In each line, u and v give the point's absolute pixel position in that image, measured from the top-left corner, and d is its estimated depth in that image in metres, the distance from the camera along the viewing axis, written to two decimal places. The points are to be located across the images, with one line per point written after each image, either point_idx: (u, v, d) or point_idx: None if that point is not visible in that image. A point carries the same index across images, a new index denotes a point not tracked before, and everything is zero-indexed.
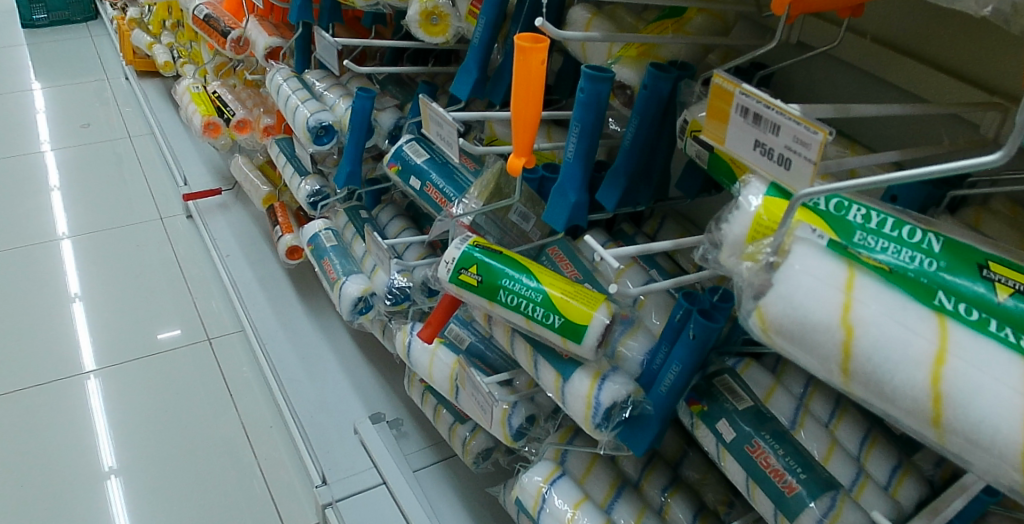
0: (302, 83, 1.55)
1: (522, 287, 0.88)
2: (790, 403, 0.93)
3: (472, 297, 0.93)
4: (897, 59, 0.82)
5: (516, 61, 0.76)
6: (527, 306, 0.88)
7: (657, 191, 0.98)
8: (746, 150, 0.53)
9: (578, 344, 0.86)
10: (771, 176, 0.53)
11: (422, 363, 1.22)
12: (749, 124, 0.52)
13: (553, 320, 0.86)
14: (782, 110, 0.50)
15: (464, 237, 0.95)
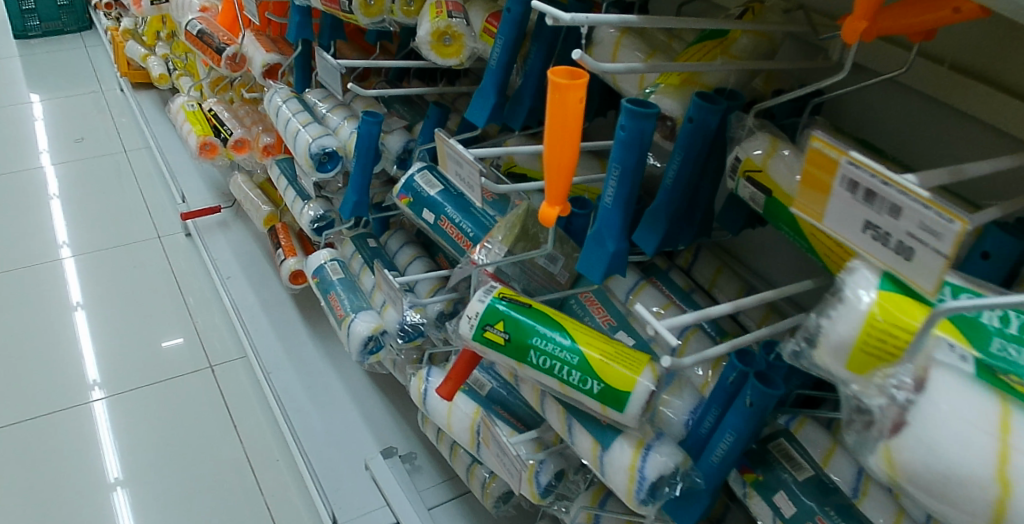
0: (302, 104, 1.46)
1: (556, 348, 0.79)
2: (852, 468, 0.81)
3: (497, 355, 0.84)
4: (973, 87, 0.72)
5: (550, 98, 0.66)
6: (562, 370, 0.79)
7: (699, 231, 0.88)
8: (853, 231, 0.46)
9: (620, 412, 0.77)
10: (886, 265, 0.45)
11: (440, 411, 1.13)
12: (860, 201, 0.44)
13: (592, 386, 0.78)
14: (905, 189, 0.42)
15: (488, 287, 0.86)
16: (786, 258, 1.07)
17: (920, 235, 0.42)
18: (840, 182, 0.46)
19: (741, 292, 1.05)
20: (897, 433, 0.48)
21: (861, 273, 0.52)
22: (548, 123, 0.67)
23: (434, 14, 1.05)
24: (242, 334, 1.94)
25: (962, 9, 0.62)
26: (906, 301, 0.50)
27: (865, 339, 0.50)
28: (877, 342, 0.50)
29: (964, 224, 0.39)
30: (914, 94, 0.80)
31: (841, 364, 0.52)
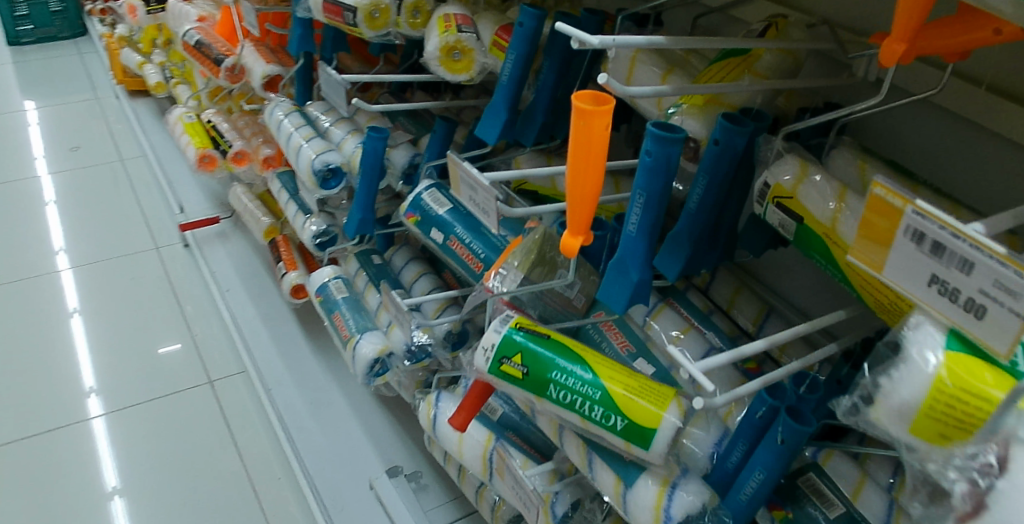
0: (304, 118, 1.43)
1: (576, 383, 0.76)
2: (883, 501, 0.79)
3: (514, 387, 0.82)
4: (1011, 109, 0.69)
5: (573, 125, 0.63)
6: (583, 404, 0.76)
7: (722, 255, 0.85)
8: (918, 284, 0.48)
9: (645, 450, 0.75)
10: (952, 321, 0.47)
11: (451, 440, 1.10)
12: (930, 254, 0.46)
13: (615, 423, 0.75)
14: (978, 245, 0.44)
15: (504, 317, 0.84)
16: (806, 277, 1.03)
17: (995, 293, 0.44)
18: (905, 232, 0.48)
19: (761, 312, 1.02)
20: (978, 516, 0.45)
21: (925, 331, 0.48)
22: (572, 151, 0.64)
23: (443, 28, 1.03)
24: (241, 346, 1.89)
25: (1003, 31, 0.57)
26: (975, 362, 0.47)
27: (938, 405, 0.47)
28: (946, 407, 0.47)
29: None
30: (945, 115, 0.77)
31: (901, 428, 0.48)
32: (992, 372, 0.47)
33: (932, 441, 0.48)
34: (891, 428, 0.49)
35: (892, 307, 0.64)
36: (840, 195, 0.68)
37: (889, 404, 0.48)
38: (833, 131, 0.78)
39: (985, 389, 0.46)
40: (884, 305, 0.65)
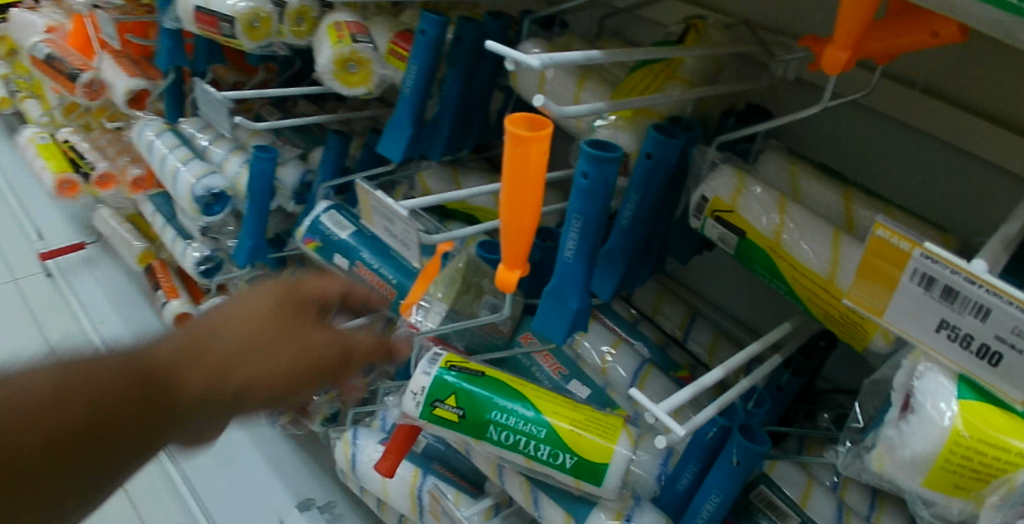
0: (178, 137, 1.31)
1: (519, 422, 0.73)
2: (831, 505, 0.77)
3: (450, 432, 0.77)
4: (945, 110, 0.75)
5: (508, 153, 0.58)
6: (528, 445, 0.73)
7: (654, 267, 0.81)
8: (922, 329, 0.47)
9: (597, 486, 0.73)
10: (962, 367, 0.47)
11: (374, 480, 1.03)
12: (940, 298, 0.46)
13: (563, 462, 0.73)
14: (997, 289, 0.43)
15: (432, 356, 0.77)
16: (725, 277, 1.01)
17: (1013, 340, 0.44)
18: (912, 276, 0.47)
19: (686, 317, 0.98)
20: None
21: (928, 375, 0.48)
22: (507, 180, 0.59)
23: (335, 39, 0.94)
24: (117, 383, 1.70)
25: (941, 34, 0.53)
26: (989, 409, 0.47)
27: (951, 458, 0.46)
28: (961, 459, 0.46)
29: None
30: (875, 116, 0.82)
31: (914, 480, 0.48)
32: (1006, 420, 0.47)
33: (947, 490, 0.48)
34: (904, 478, 0.48)
35: (843, 321, 0.62)
36: (781, 207, 0.66)
37: (901, 457, 0.48)
38: (760, 134, 0.76)
39: (1002, 438, 0.46)
40: (836, 318, 0.63)
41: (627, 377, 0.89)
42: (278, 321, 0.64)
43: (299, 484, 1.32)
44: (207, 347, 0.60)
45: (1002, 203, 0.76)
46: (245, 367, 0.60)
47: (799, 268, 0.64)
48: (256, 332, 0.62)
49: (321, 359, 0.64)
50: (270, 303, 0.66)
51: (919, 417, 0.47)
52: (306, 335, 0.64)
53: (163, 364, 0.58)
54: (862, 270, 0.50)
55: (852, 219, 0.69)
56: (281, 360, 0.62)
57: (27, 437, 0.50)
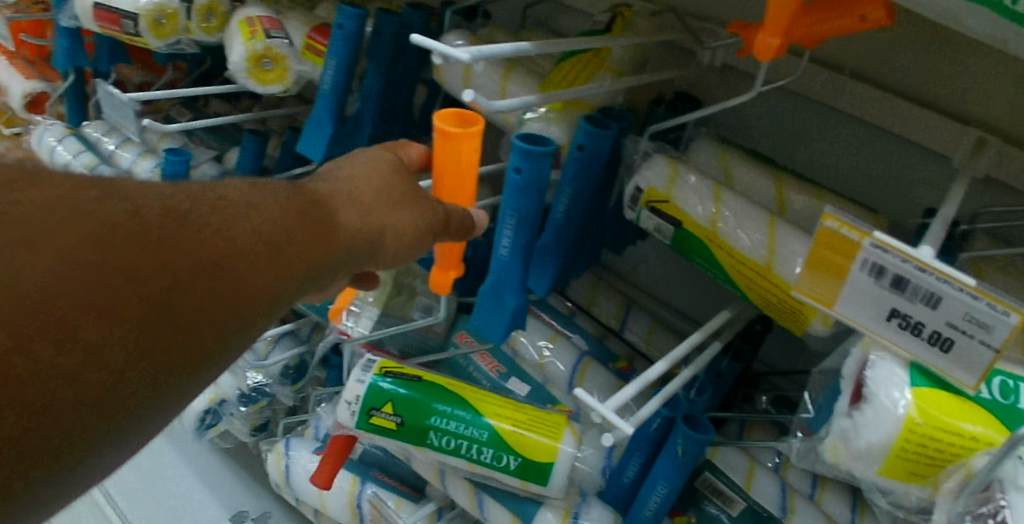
0: (83, 142, 1.23)
1: (461, 427, 0.71)
2: (775, 486, 0.78)
3: (389, 441, 0.75)
4: (872, 93, 0.77)
5: (439, 149, 0.59)
6: (470, 449, 0.72)
7: (590, 259, 0.79)
8: (873, 319, 0.48)
9: (544, 485, 0.71)
10: (913, 354, 0.48)
11: (311, 493, 0.98)
12: (890, 287, 0.47)
13: (507, 463, 0.71)
14: (947, 277, 0.45)
15: (366, 362, 0.76)
16: (659, 265, 1.01)
17: (965, 327, 0.45)
18: (862, 266, 0.48)
19: (621, 307, 0.96)
20: None
21: (879, 363, 0.49)
22: (442, 178, 0.61)
23: (247, 35, 0.89)
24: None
25: (869, 17, 0.54)
26: (939, 395, 0.48)
27: (907, 446, 0.47)
28: (917, 447, 0.47)
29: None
30: (802, 99, 0.84)
31: (870, 469, 0.48)
32: (957, 404, 0.47)
33: (903, 477, 0.48)
34: (860, 469, 0.49)
35: (782, 307, 0.63)
36: (716, 196, 0.65)
37: (856, 448, 0.48)
38: (690, 122, 0.75)
39: (956, 424, 0.46)
40: (775, 304, 0.64)
41: (567, 371, 0.86)
42: (401, 203, 0.58)
43: (232, 497, 1.25)
44: (302, 214, 0.51)
45: (926, 182, 0.78)
46: (349, 237, 0.54)
47: (738, 257, 0.64)
48: (372, 208, 0.56)
49: (440, 225, 0.61)
50: (391, 168, 0.60)
51: (872, 407, 0.47)
52: (395, 216, 0.57)
53: (227, 229, 0.46)
54: (813, 263, 0.51)
55: (785, 205, 0.69)
56: (408, 221, 0.57)
57: (99, 329, 0.39)
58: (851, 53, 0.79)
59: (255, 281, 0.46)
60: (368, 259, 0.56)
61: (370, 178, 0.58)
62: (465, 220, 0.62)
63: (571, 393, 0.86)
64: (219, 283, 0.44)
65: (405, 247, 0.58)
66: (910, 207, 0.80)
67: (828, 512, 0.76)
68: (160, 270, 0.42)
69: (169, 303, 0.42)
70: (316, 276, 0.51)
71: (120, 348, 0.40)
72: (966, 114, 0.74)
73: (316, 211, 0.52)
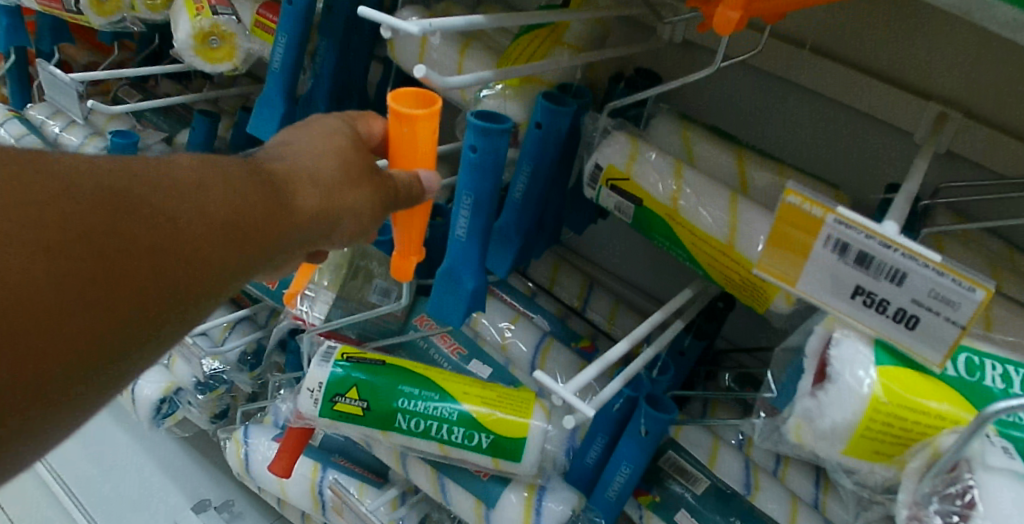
0: (26, 125, 1.18)
1: (429, 407, 0.70)
2: (739, 464, 0.78)
3: (354, 428, 0.73)
4: (833, 68, 0.76)
5: (394, 130, 0.57)
6: (440, 429, 0.70)
7: (549, 240, 0.78)
8: (836, 295, 0.48)
9: (516, 462, 0.70)
10: (877, 331, 0.47)
11: (270, 481, 0.96)
12: (854, 263, 0.46)
13: (479, 442, 0.70)
14: (911, 252, 0.44)
15: (325, 351, 0.74)
16: (622, 243, 1.00)
17: (930, 303, 0.45)
18: (826, 243, 0.47)
19: (584, 286, 0.95)
20: None
21: (842, 340, 0.48)
22: (401, 159, 0.59)
23: (193, 11, 0.85)
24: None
25: None
26: (902, 372, 0.47)
27: (869, 424, 0.46)
28: (882, 426, 0.46)
29: (991, 291, 0.42)
30: (762, 75, 0.83)
31: (835, 449, 0.48)
32: (924, 382, 0.47)
33: (868, 456, 0.48)
34: (825, 449, 0.48)
35: (744, 285, 0.62)
36: (676, 172, 0.64)
37: (821, 428, 0.48)
38: (651, 99, 0.74)
39: (920, 402, 0.46)
40: (736, 282, 0.63)
41: (529, 352, 0.85)
42: (352, 184, 0.56)
43: (191, 484, 1.22)
44: (242, 205, 0.51)
45: (887, 157, 0.78)
46: (292, 226, 0.54)
47: (700, 235, 0.63)
48: (320, 192, 0.55)
49: (392, 203, 0.58)
50: (346, 144, 0.58)
51: (833, 385, 0.47)
52: (343, 201, 0.56)
53: (159, 229, 0.47)
54: (775, 240, 0.50)
55: (747, 181, 0.69)
56: (359, 204, 0.57)
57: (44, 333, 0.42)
58: (812, 27, 0.78)
59: (187, 280, 0.48)
60: (314, 243, 0.57)
61: (320, 156, 0.56)
62: (423, 192, 0.59)
63: (532, 374, 0.85)
64: (149, 284, 0.46)
65: (354, 230, 0.58)
66: (872, 182, 0.80)
67: (791, 489, 0.76)
68: (91, 276, 0.44)
69: (100, 307, 0.44)
70: (255, 266, 0.53)
71: (53, 356, 0.43)
72: (926, 89, 0.74)
73: (260, 198, 0.52)
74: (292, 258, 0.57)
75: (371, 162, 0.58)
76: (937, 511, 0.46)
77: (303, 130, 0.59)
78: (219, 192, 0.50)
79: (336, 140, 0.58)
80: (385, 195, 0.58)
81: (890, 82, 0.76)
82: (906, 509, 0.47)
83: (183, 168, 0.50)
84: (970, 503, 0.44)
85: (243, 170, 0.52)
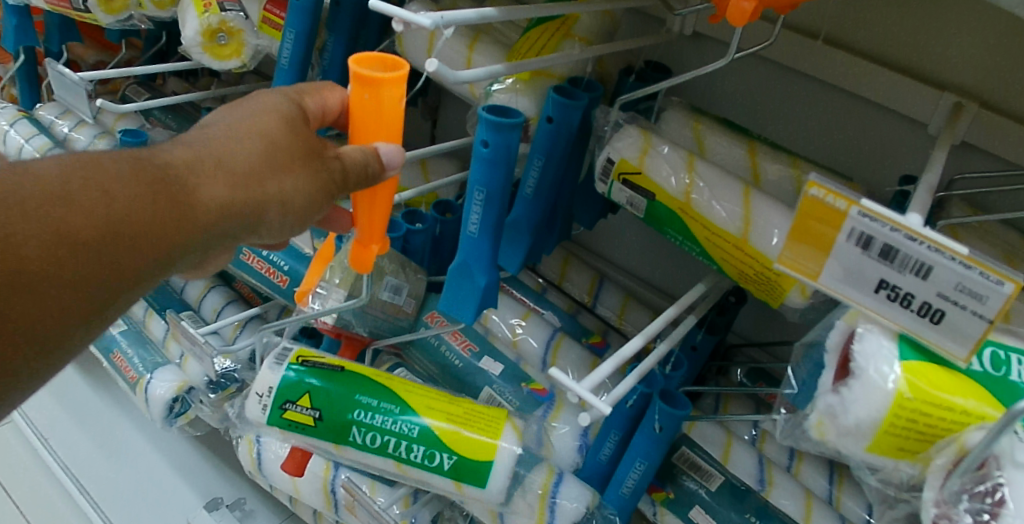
0: (35, 124, 1.18)
1: (385, 421, 0.71)
2: (752, 459, 0.77)
3: (308, 440, 0.73)
4: (847, 58, 0.76)
5: (357, 96, 0.53)
6: (399, 446, 0.70)
7: (560, 237, 0.77)
8: (858, 289, 0.47)
9: (481, 489, 0.69)
10: (902, 326, 0.46)
11: (283, 479, 0.95)
12: (876, 255, 0.46)
13: (438, 463, 0.70)
14: (936, 245, 0.44)
15: (279, 356, 0.75)
16: (631, 237, 0.99)
17: (956, 297, 0.44)
18: (849, 236, 0.46)
19: (594, 281, 0.95)
20: None
21: (865, 334, 0.48)
22: (362, 132, 0.55)
23: (201, 8, 0.85)
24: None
25: None
26: (926, 365, 0.47)
27: (892, 420, 0.46)
28: (907, 422, 0.46)
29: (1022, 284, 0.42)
30: (773, 66, 0.82)
31: (859, 445, 0.47)
32: (948, 377, 0.46)
33: (892, 454, 0.47)
34: (849, 446, 0.48)
35: (758, 279, 0.62)
36: (689, 166, 0.64)
37: (845, 424, 0.47)
38: (662, 92, 0.73)
39: (945, 398, 0.46)
40: (750, 276, 0.62)
41: (540, 348, 0.85)
42: (282, 171, 0.55)
43: (206, 484, 1.22)
44: (121, 215, 0.50)
45: (902, 149, 0.77)
46: (197, 227, 0.53)
47: (714, 229, 0.62)
48: (233, 186, 0.54)
49: (337, 188, 0.56)
50: (274, 124, 0.56)
51: (858, 381, 0.46)
52: (266, 190, 0.54)
53: (12, 264, 0.46)
54: (796, 233, 0.49)
55: (760, 174, 0.68)
56: (290, 193, 0.55)
57: None
58: (823, 18, 0.77)
59: (73, 297, 0.49)
60: (239, 236, 0.56)
61: (243, 142, 0.54)
62: (382, 173, 0.56)
63: (544, 371, 0.84)
64: (19, 316, 0.48)
65: (287, 222, 0.57)
66: (888, 173, 0.79)
67: (805, 484, 0.76)
68: None
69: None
70: (164, 264, 0.53)
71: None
72: (939, 79, 0.73)
73: (148, 203, 0.51)
74: (219, 249, 0.57)
75: (308, 144, 0.56)
76: (967, 509, 0.45)
77: (236, 108, 0.57)
78: (89, 205, 0.49)
79: (268, 122, 0.56)
80: (326, 180, 0.56)
81: (903, 72, 0.75)
82: (934, 508, 0.46)
83: (53, 180, 0.49)
84: (1000, 501, 0.44)
85: (130, 172, 0.51)
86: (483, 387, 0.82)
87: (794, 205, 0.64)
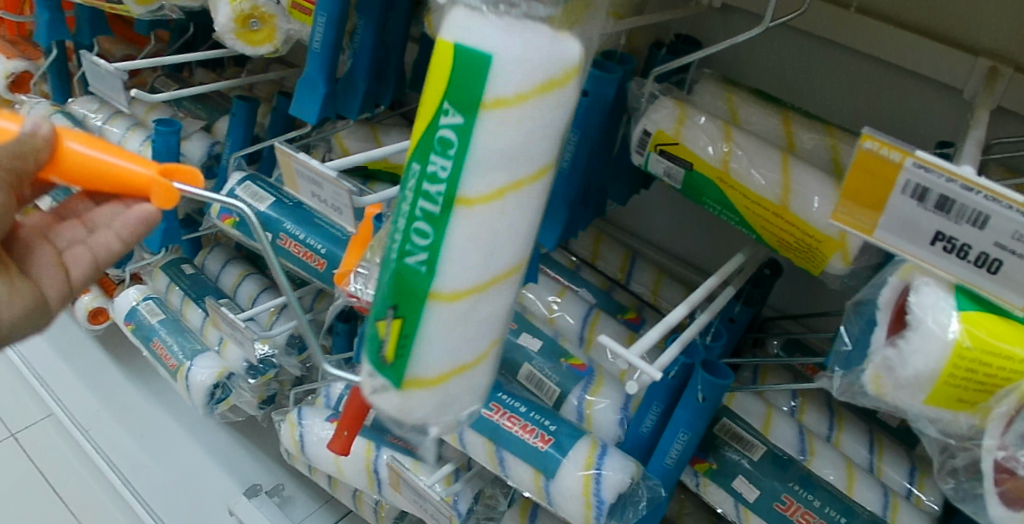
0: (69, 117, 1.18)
1: (400, 216, 0.50)
2: (794, 429, 0.77)
3: (448, 335, 0.51)
4: (881, 27, 0.75)
5: None
6: (429, 195, 0.48)
7: (596, 211, 0.77)
8: (914, 243, 0.47)
9: (488, 61, 0.45)
10: (959, 278, 0.46)
11: (327, 460, 0.93)
12: (931, 205, 0.46)
13: (444, 137, 0.47)
14: (994, 194, 0.43)
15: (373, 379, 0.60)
16: (662, 214, 1.00)
17: (1014, 246, 0.44)
18: (903, 190, 0.46)
19: (626, 258, 0.95)
20: None
21: (920, 283, 0.48)
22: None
23: None
24: (9, 359, 1.47)
25: None
26: (981, 314, 0.47)
27: (952, 369, 0.46)
28: (966, 372, 0.46)
29: None
30: (802, 36, 0.82)
31: (915, 398, 0.47)
32: (1007, 327, 0.47)
33: (950, 405, 0.47)
34: (905, 399, 0.48)
35: (798, 246, 0.62)
36: (726, 135, 0.64)
37: (902, 377, 0.47)
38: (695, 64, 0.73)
39: (1004, 346, 0.46)
40: (790, 244, 0.62)
41: (577, 324, 0.86)
42: None
43: (245, 470, 1.25)
44: None
45: (939, 116, 0.77)
46: None
47: (754, 195, 0.62)
48: None
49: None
50: None
51: (919, 331, 0.46)
52: None
53: None
54: (850, 192, 0.49)
55: (795, 142, 0.68)
56: None
57: None
58: None
59: None
60: None
61: None
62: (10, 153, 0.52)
63: (582, 345, 0.85)
64: None
65: None
66: (923, 140, 0.79)
67: (846, 453, 0.77)
68: None
69: None
70: None
71: None
72: (973, 42, 0.73)
73: None
74: None
75: None
76: None
77: None
78: None
79: None
80: None
81: (935, 37, 0.74)
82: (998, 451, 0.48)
83: None
84: None
85: None
86: (523, 363, 0.82)
87: (833, 173, 0.64)
